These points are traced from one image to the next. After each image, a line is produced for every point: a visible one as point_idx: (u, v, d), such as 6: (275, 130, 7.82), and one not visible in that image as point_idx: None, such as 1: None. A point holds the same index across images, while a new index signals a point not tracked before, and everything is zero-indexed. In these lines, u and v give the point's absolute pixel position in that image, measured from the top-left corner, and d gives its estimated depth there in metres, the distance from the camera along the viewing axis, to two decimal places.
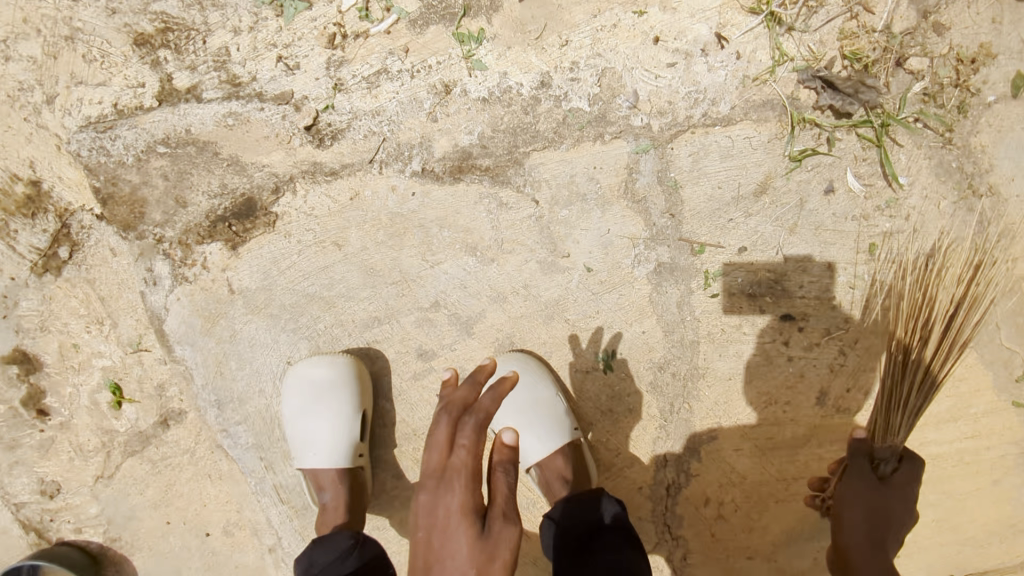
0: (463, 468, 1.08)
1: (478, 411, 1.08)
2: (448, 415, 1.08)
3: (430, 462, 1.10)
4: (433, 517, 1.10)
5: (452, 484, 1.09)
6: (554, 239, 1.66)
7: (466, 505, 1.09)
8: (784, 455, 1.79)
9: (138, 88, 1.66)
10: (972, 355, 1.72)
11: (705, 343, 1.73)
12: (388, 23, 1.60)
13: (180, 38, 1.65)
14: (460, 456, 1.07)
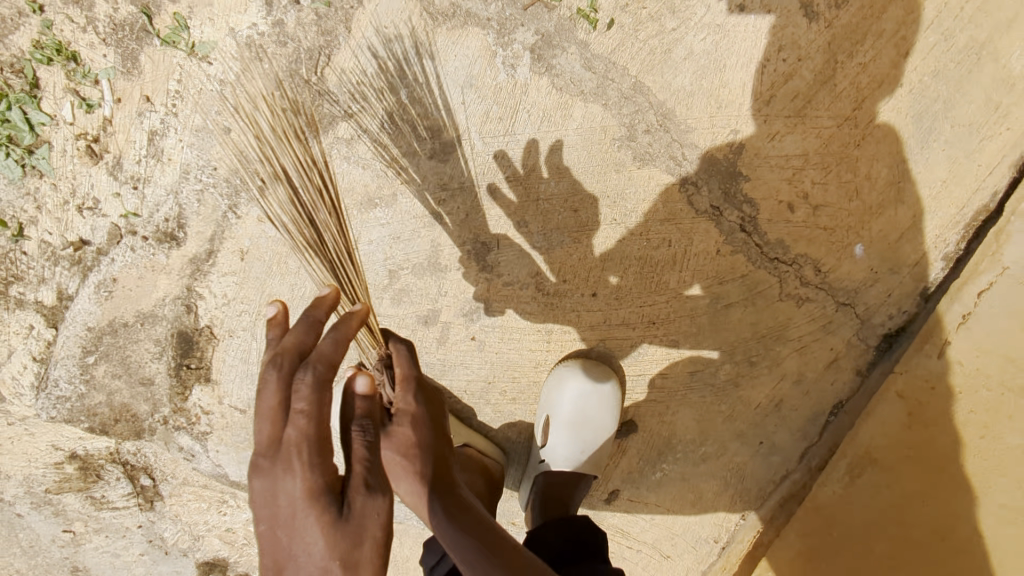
0: (300, 438, 0.88)
1: (314, 364, 0.91)
2: (277, 372, 0.90)
3: (263, 437, 0.89)
4: (272, 499, 0.88)
5: (290, 463, 0.88)
6: (423, 124, 1.40)
7: (312, 487, 0.88)
8: (825, 99, 1.50)
9: (32, 331, 1.59)
10: None
11: (647, 74, 1.42)
12: (110, 93, 1.39)
13: (10, 266, 1.53)
14: (296, 423, 0.88)
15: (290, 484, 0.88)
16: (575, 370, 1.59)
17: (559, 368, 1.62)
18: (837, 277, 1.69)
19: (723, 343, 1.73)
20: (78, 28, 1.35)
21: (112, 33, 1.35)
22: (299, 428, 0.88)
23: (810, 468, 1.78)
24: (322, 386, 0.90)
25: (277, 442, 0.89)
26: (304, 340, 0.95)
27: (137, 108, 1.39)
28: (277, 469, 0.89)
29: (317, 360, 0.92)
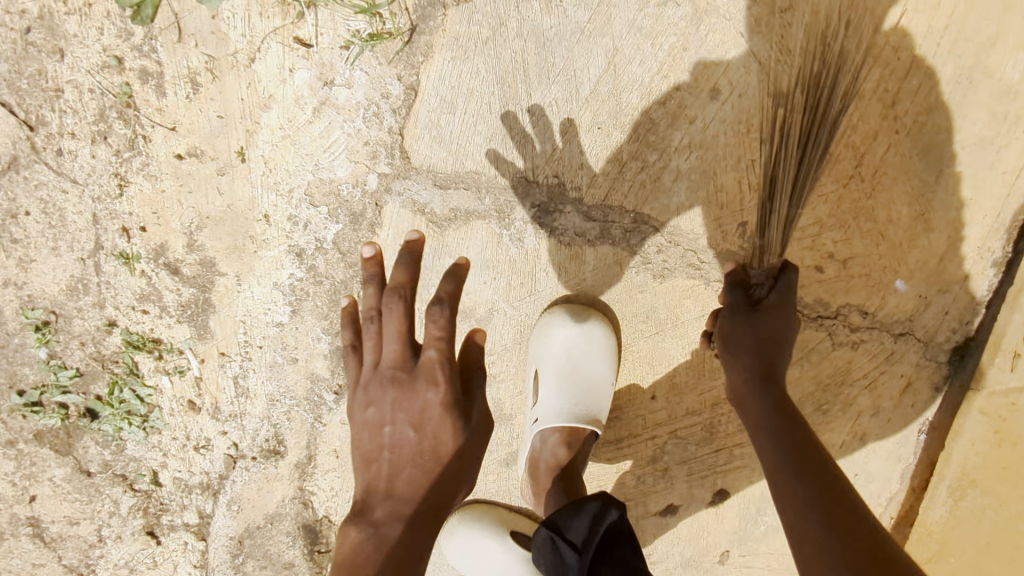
0: (436, 356, 1.23)
1: (442, 300, 1.27)
2: (400, 302, 1.25)
3: (394, 355, 1.25)
4: (416, 410, 1.21)
5: (431, 380, 1.22)
6: (457, 309, 1.53)
7: (447, 400, 1.22)
8: (824, 166, 1.53)
9: (187, 546, 1.77)
10: None
11: (645, 205, 1.49)
12: (194, 357, 1.58)
13: (157, 502, 1.73)
14: (434, 343, 1.24)
15: (433, 314, 1.25)
16: (591, 354, 1.54)
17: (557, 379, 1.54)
18: (886, 313, 1.68)
19: (791, 402, 1.75)
20: (155, 316, 1.53)
21: (183, 312, 1.53)
22: (437, 349, 1.24)
23: (914, 489, 1.79)
24: (446, 329, 1.25)
25: (409, 360, 1.25)
26: (411, 274, 1.29)
27: (217, 362, 1.59)
28: (420, 384, 1.22)
29: (439, 317, 1.25)
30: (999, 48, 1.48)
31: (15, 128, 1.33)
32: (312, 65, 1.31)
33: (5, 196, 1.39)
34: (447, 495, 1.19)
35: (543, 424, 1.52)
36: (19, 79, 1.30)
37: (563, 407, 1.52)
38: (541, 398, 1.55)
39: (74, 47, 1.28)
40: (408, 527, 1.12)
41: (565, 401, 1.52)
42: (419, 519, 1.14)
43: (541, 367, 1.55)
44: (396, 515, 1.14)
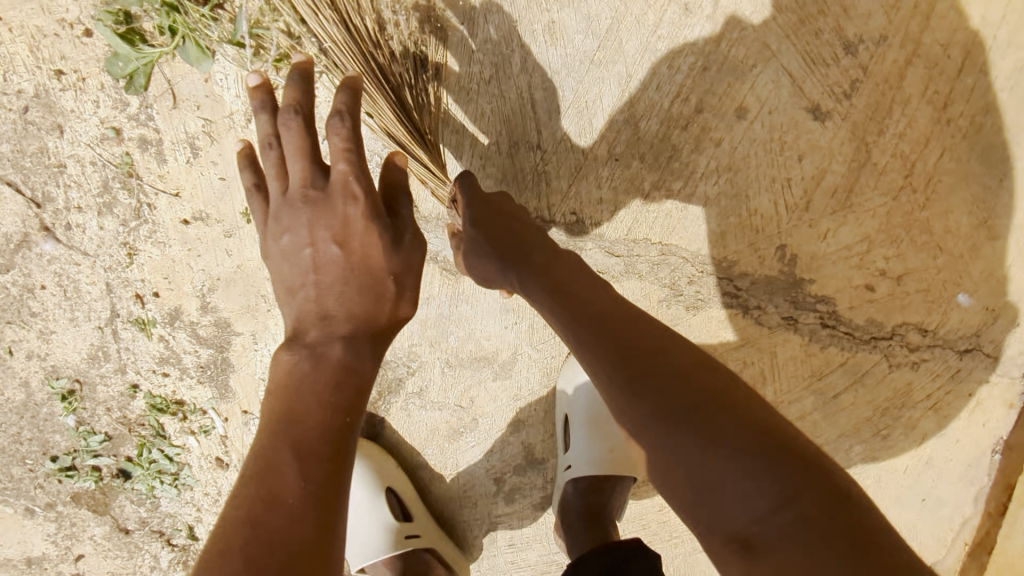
0: (347, 168, 0.87)
1: (336, 111, 0.87)
2: (291, 116, 0.86)
3: (300, 175, 0.87)
4: (336, 224, 0.88)
5: (345, 242, 0.88)
6: (479, 355, 1.46)
7: (370, 210, 0.89)
8: (870, 179, 1.39)
9: None
10: None
11: (671, 235, 1.39)
12: (218, 415, 1.56)
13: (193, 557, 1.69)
14: (342, 159, 0.87)
15: (331, 124, 0.86)
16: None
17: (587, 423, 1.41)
18: (949, 330, 1.52)
19: (845, 429, 1.61)
20: (177, 378, 1.51)
21: (203, 373, 1.51)
22: (348, 161, 0.87)
23: (990, 513, 1.63)
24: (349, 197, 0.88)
25: (318, 179, 0.88)
26: (305, 90, 0.88)
27: (241, 420, 1.56)
28: (319, 229, 0.87)
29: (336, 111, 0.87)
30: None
31: (22, 206, 1.31)
32: (312, 119, 1.26)
33: (21, 273, 1.38)
34: (384, 326, 0.91)
35: (575, 471, 1.41)
36: (20, 158, 1.27)
37: (593, 453, 1.39)
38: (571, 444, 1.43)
39: (72, 122, 1.25)
40: (352, 349, 0.85)
41: (592, 445, 1.39)
42: (358, 338, 0.87)
43: (570, 413, 1.44)
44: (330, 334, 0.86)
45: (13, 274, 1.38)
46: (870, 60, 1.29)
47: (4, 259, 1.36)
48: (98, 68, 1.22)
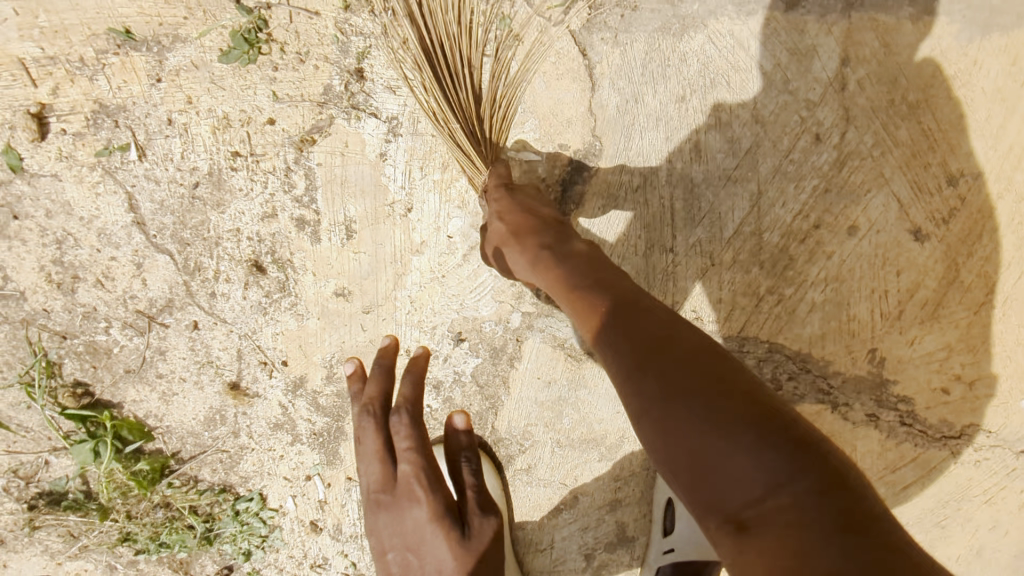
0: (411, 466, 1.10)
1: (402, 408, 1.16)
2: (370, 421, 1.16)
3: (377, 478, 1.12)
4: (408, 532, 1.07)
5: (413, 495, 1.08)
6: (589, 438, 1.52)
7: (436, 512, 1.07)
8: (956, 296, 1.51)
9: None
10: (1000, 39, 1.32)
11: (778, 334, 1.49)
12: (321, 481, 1.58)
13: None
14: (614, 342, 0.79)
15: (395, 422, 1.14)
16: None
17: (692, 507, 1.46)
18: (1009, 431, 1.60)
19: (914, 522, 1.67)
20: (287, 443, 1.54)
21: (315, 439, 1.54)
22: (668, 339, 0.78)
23: None
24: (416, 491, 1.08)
25: (391, 478, 1.12)
26: (384, 385, 1.21)
27: (344, 486, 1.58)
28: (404, 503, 1.08)
29: (403, 404, 1.17)
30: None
31: (173, 273, 1.35)
32: (466, 212, 1.32)
33: (156, 336, 1.41)
34: None
35: (677, 555, 1.45)
36: (181, 229, 1.32)
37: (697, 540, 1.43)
38: (678, 526, 1.46)
39: (237, 200, 1.30)
40: None
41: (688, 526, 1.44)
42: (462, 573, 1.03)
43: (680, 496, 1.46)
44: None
45: (147, 336, 1.40)
46: (967, 192, 1.42)
47: (143, 323, 1.39)
48: (273, 150, 1.26)
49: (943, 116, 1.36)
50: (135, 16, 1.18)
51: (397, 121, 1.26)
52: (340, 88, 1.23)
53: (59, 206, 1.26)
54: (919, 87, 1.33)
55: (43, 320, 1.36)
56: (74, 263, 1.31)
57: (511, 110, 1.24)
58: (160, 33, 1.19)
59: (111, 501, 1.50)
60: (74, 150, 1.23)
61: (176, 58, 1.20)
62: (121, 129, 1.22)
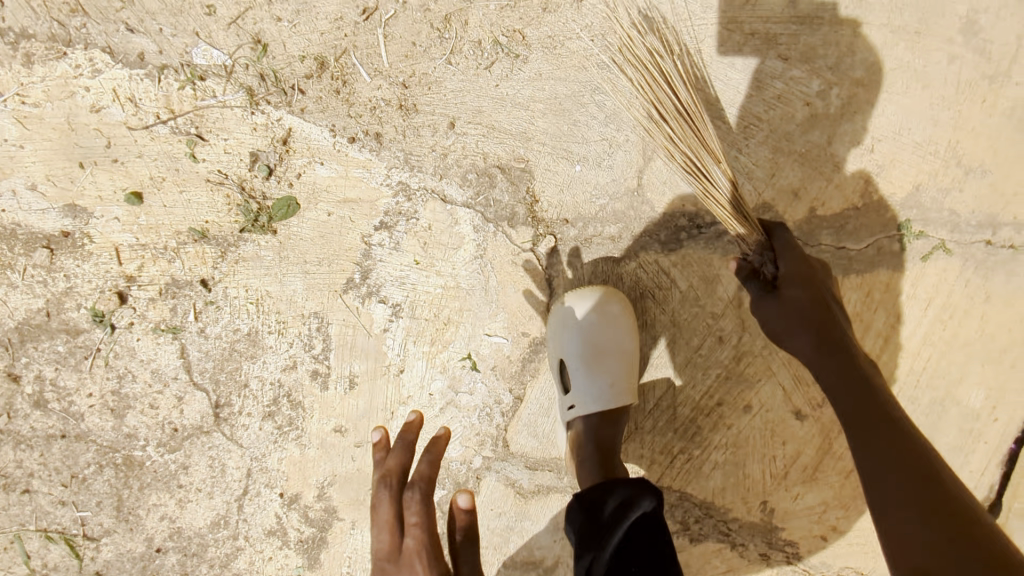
0: (415, 532, 1.34)
1: (416, 482, 1.41)
2: (388, 491, 1.42)
3: (385, 545, 1.36)
4: None
5: (413, 564, 1.31)
6: (529, 560, 1.82)
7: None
8: (830, 462, 1.88)
9: None
10: (860, 276, 1.74)
11: (686, 483, 1.86)
12: None
13: None
14: (411, 532, 1.35)
15: (409, 494, 1.39)
16: (607, 331, 1.57)
17: None
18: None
19: None
20: (276, 547, 1.81)
21: (300, 545, 1.82)
22: (415, 537, 1.34)
23: None
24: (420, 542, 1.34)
25: (398, 546, 1.35)
26: (403, 463, 1.46)
27: None
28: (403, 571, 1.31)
29: (416, 480, 1.42)
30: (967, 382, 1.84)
31: (206, 405, 1.68)
32: (445, 376, 1.68)
33: (183, 452, 1.72)
34: None
35: None
36: (218, 372, 1.65)
37: (599, 390, 1.55)
38: (574, 388, 1.57)
39: (266, 354, 1.65)
40: None
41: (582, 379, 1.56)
42: None
43: (565, 356, 1.59)
44: None
45: (176, 452, 1.71)
46: None
47: (175, 442, 1.70)
48: (300, 320, 1.63)
49: None
50: (211, 223, 1.53)
51: (400, 307, 1.63)
52: (360, 280, 1.60)
53: (126, 350, 1.61)
54: None
55: (95, 436, 1.67)
56: (129, 394, 1.64)
57: (489, 308, 1.64)
58: (223, 235, 1.54)
59: None
60: (145, 311, 1.58)
61: (236, 251, 1.56)
62: (184, 298, 1.58)
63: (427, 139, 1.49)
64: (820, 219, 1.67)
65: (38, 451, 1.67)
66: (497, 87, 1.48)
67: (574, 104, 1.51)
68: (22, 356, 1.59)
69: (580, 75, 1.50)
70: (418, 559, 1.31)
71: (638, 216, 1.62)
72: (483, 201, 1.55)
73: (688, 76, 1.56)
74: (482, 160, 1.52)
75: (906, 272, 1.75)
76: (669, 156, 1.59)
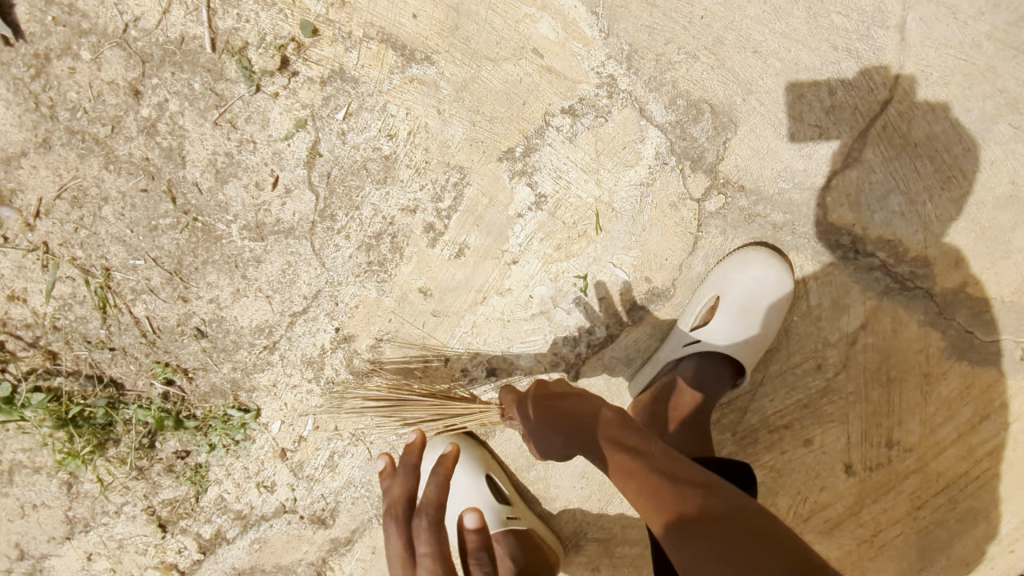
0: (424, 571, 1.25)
1: (422, 508, 1.34)
2: (394, 522, 1.39)
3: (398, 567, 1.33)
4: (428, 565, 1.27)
5: None
6: (540, 494, 1.80)
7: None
8: (850, 525, 1.80)
9: (200, 537, 1.91)
10: (969, 366, 1.71)
11: None
12: (312, 422, 1.81)
13: (189, 508, 1.89)
14: (422, 563, 1.27)
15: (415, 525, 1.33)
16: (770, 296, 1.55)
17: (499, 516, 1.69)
18: None
19: None
20: (305, 378, 1.76)
21: (329, 386, 1.76)
22: (427, 568, 1.26)
23: None
24: (433, 526, 1.32)
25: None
26: (408, 488, 1.43)
27: (328, 434, 1.81)
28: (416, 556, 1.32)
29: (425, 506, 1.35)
30: (1008, 508, 1.77)
31: (309, 210, 1.58)
32: (552, 284, 1.62)
33: (261, 246, 1.62)
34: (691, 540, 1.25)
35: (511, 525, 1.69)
36: (337, 183, 1.55)
37: (732, 340, 1.56)
38: (713, 324, 1.56)
39: (394, 185, 1.55)
40: None
41: (726, 322, 1.55)
42: None
43: (722, 294, 1.56)
44: None
45: (256, 243, 1.61)
46: (895, 458, 1.76)
47: (260, 232, 1.60)
48: (442, 169, 1.54)
49: (906, 397, 1.73)
50: (407, 31, 1.45)
51: (545, 199, 1.55)
52: (519, 155, 1.52)
53: (259, 118, 1.50)
54: (900, 368, 1.71)
55: (186, 189, 1.56)
56: (241, 162, 1.53)
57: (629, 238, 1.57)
58: (413, 46, 1.46)
59: (144, 368, 1.75)
60: (298, 89, 1.48)
61: (416, 70, 1.47)
62: (343, 94, 1.48)
63: (657, 46, 1.44)
64: (965, 295, 1.65)
65: (121, 179, 1.55)
66: (750, 27, 1.45)
67: (808, 79, 1.48)
68: (154, 76, 1.46)
69: (828, 52, 1.47)
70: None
71: (807, 216, 1.58)
72: (678, 133, 1.49)
73: (922, 104, 1.50)
74: (697, 91, 1.47)
75: (1012, 381, 1.71)
76: (867, 171, 1.54)
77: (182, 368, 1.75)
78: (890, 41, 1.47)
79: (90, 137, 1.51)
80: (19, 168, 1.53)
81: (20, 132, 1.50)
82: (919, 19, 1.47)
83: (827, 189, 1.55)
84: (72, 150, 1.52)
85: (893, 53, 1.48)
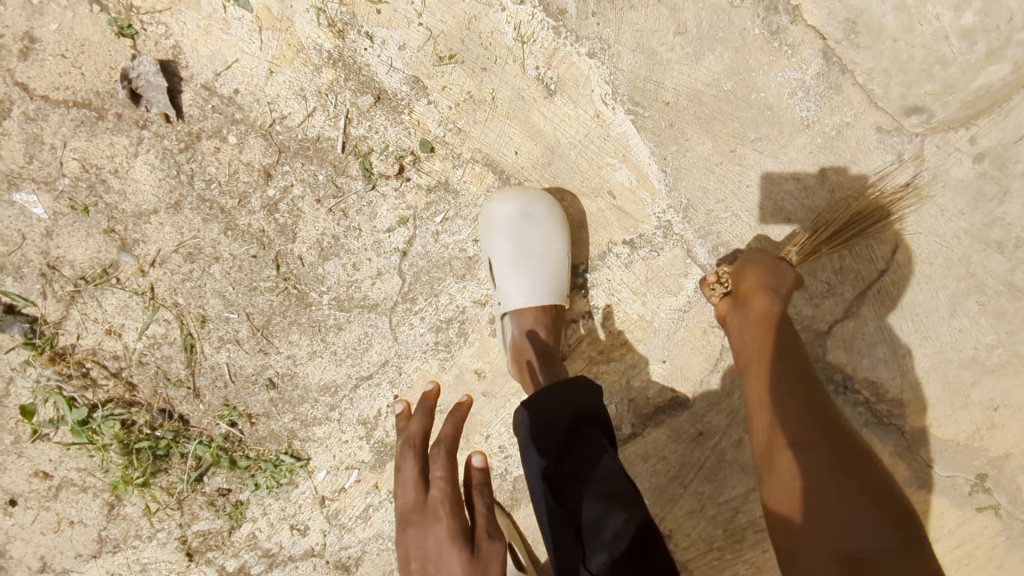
0: (444, 510, 1.59)
1: (441, 442, 1.70)
2: (411, 450, 1.70)
3: (410, 498, 1.63)
4: (435, 546, 1.53)
5: (437, 516, 1.58)
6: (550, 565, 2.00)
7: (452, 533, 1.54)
8: None
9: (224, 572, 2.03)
10: (926, 494, 2.00)
11: None
12: (355, 475, 1.99)
13: (218, 542, 2.01)
14: (436, 484, 1.65)
15: (433, 453, 1.69)
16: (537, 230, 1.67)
17: None
18: None
19: None
20: (356, 436, 1.96)
21: (378, 445, 1.96)
22: (440, 489, 1.64)
23: None
24: (449, 454, 1.69)
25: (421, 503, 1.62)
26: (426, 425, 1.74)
27: (367, 488, 2.00)
28: (428, 520, 1.58)
29: (443, 439, 1.71)
30: None
31: (394, 292, 1.81)
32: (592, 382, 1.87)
33: (345, 317, 1.84)
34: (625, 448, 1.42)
35: None
36: (424, 273, 1.81)
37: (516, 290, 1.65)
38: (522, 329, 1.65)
39: (473, 282, 1.82)
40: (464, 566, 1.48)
41: (525, 281, 1.64)
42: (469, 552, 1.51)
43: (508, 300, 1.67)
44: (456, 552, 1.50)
45: (341, 312, 1.83)
46: None
47: (347, 304, 1.83)
48: None
49: None
50: (508, 161, 1.71)
51: (597, 310, 1.84)
52: (582, 273, 1.81)
53: (369, 211, 1.74)
54: None
55: (290, 260, 1.78)
56: (344, 245, 1.77)
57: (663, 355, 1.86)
58: (511, 174, 1.72)
59: (213, 408, 1.92)
60: (408, 193, 1.74)
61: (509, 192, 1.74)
62: (444, 201, 1.75)
63: (709, 204, 1.73)
64: (929, 433, 1.96)
65: (235, 244, 1.76)
66: (785, 199, 1.74)
67: (826, 244, 1.80)
68: (286, 165, 1.70)
69: None
70: (443, 503, 1.60)
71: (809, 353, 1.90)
72: None
73: (909, 277, 1.84)
74: (737, 242, 1.76)
75: (960, 511, 2.00)
76: (860, 323, 1.87)
77: (247, 412, 1.93)
78: (890, 224, 1.80)
79: (217, 206, 1.73)
80: (147, 223, 1.73)
81: (156, 194, 1.71)
82: (914, 211, 1.80)
83: (825, 334, 1.88)
84: (198, 214, 1.73)
85: (892, 234, 1.81)
